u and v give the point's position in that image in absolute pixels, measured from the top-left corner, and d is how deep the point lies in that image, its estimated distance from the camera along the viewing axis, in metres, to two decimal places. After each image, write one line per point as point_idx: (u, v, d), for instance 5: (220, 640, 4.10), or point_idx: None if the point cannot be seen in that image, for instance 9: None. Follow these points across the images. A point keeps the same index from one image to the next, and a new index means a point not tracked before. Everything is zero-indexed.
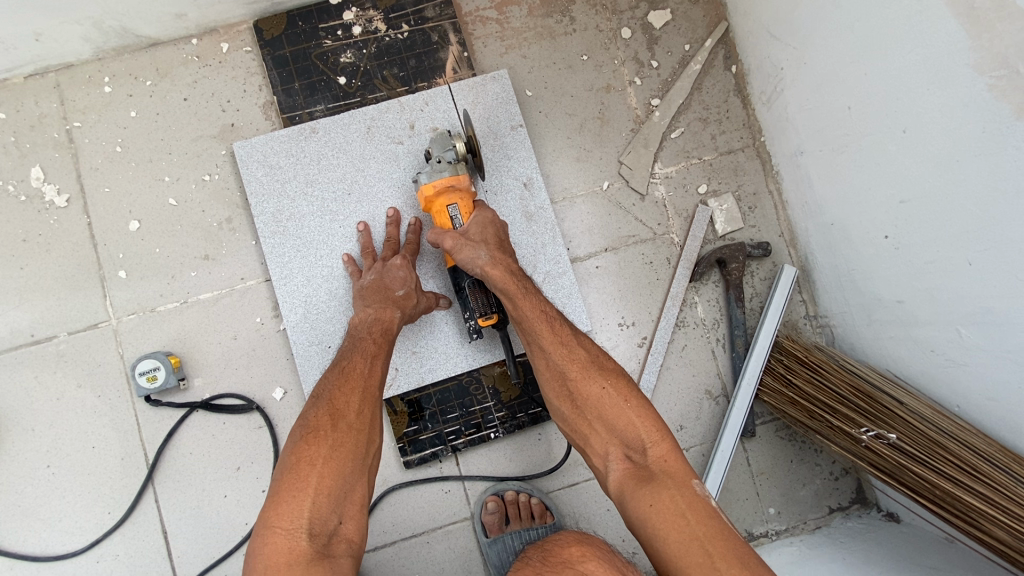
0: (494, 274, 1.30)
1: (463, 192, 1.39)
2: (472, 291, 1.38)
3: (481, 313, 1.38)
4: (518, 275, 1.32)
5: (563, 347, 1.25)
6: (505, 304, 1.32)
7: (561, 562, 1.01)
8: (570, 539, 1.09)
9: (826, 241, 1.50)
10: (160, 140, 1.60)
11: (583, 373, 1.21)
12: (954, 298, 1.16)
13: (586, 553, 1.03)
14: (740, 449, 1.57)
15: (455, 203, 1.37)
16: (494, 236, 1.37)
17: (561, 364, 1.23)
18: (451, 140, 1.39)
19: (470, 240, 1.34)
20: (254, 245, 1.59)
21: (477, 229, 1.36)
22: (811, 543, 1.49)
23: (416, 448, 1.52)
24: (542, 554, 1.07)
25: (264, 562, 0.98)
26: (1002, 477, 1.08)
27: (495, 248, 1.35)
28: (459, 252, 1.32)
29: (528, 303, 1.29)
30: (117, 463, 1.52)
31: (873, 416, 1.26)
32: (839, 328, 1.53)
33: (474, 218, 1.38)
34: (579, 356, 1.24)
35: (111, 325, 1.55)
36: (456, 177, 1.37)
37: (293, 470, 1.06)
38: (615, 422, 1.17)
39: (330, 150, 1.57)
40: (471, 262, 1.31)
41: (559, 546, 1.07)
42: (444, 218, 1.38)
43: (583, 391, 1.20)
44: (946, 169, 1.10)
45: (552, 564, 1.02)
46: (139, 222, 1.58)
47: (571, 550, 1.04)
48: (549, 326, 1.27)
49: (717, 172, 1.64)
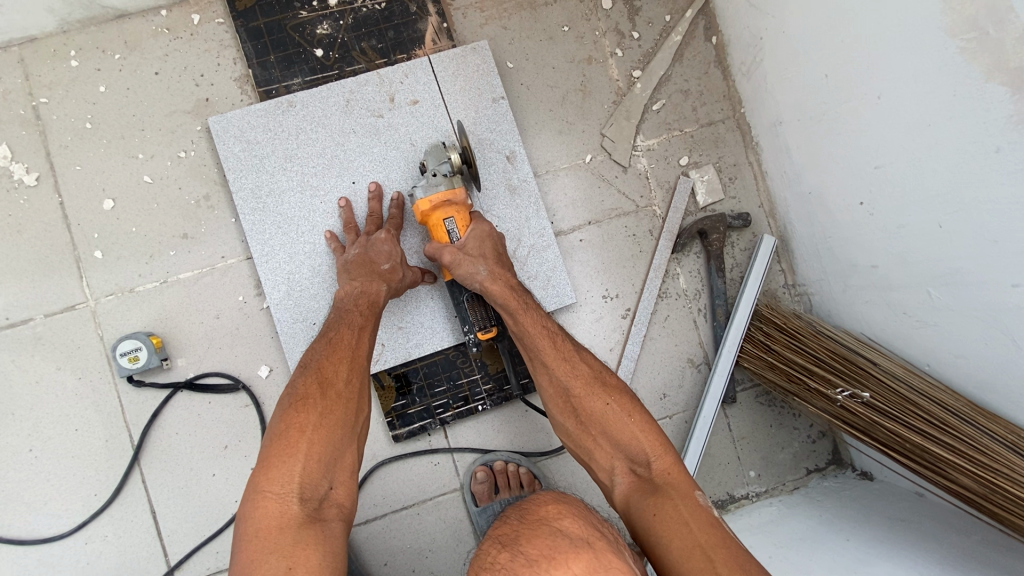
0: (494, 289, 1.33)
1: (459, 206, 1.38)
2: (472, 305, 1.43)
3: (481, 326, 1.42)
4: (518, 291, 1.35)
5: (566, 363, 1.27)
6: (505, 319, 1.34)
7: (539, 520, 1.03)
8: (547, 498, 1.11)
9: (805, 209, 1.53)
10: (132, 116, 1.56)
11: (586, 388, 1.24)
12: (925, 260, 1.20)
13: (563, 511, 1.05)
14: (722, 416, 1.61)
15: (452, 217, 1.37)
16: (493, 249, 1.39)
17: (565, 381, 1.26)
18: (446, 152, 1.40)
19: (469, 254, 1.36)
20: (234, 223, 1.57)
21: (475, 243, 1.38)
22: (790, 502, 1.54)
23: (405, 422, 1.53)
24: (520, 512, 1.08)
25: (254, 525, 0.98)
26: (968, 428, 1.13)
27: (494, 262, 1.38)
28: (458, 267, 1.34)
29: (529, 318, 1.31)
30: (101, 445, 1.51)
31: (848, 376, 1.30)
32: (817, 295, 1.57)
33: (471, 231, 1.38)
34: (582, 372, 1.26)
35: (89, 307, 1.53)
36: (451, 190, 1.36)
37: (283, 436, 1.06)
38: (618, 436, 1.19)
39: (308, 124, 1.54)
40: (471, 277, 1.34)
41: (536, 504, 1.09)
42: (441, 232, 1.37)
43: (587, 406, 1.22)
44: (918, 134, 1.12)
45: (529, 521, 1.03)
46: (113, 200, 1.54)
47: (547, 508, 1.06)
48: (552, 342, 1.29)
49: (698, 144, 1.66)
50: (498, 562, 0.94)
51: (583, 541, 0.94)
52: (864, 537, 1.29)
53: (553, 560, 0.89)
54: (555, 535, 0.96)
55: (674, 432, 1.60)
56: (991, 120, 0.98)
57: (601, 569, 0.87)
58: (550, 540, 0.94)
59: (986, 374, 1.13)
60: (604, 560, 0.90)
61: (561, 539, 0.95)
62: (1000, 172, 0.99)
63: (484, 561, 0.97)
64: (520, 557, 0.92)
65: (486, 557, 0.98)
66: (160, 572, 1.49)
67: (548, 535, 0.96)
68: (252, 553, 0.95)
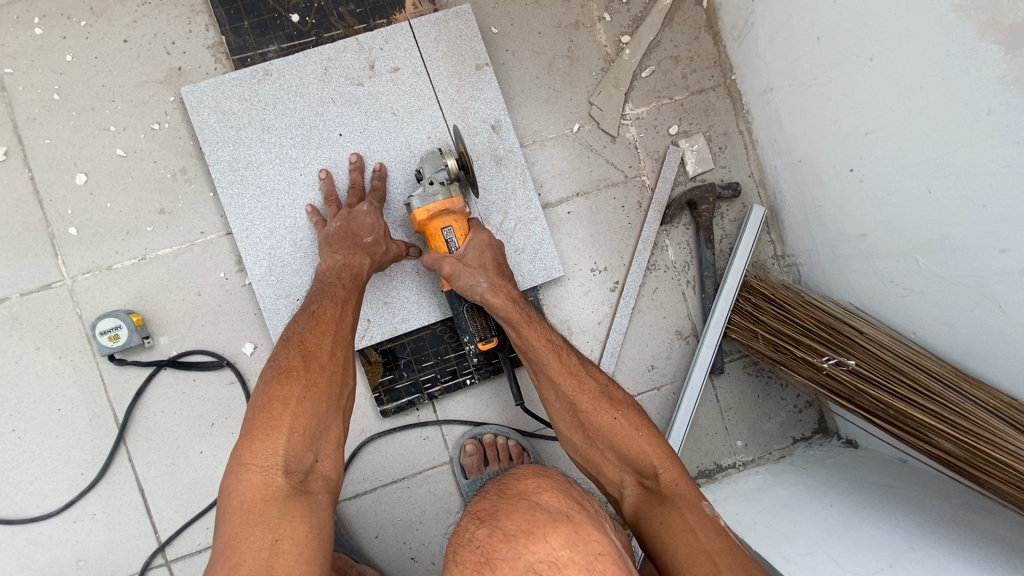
0: (495, 301, 1.31)
1: (458, 214, 1.34)
2: (471, 315, 1.43)
3: (481, 337, 1.42)
4: (520, 302, 1.33)
5: (572, 378, 1.25)
6: (508, 331, 1.32)
7: (517, 493, 1.01)
8: (527, 471, 1.08)
9: (795, 178, 1.51)
10: (101, 86, 1.50)
11: (593, 403, 1.22)
12: (913, 227, 1.18)
13: (543, 485, 1.03)
14: (710, 386, 1.62)
15: (450, 226, 1.33)
16: (493, 260, 1.37)
17: (572, 396, 1.24)
18: (443, 158, 1.34)
19: (468, 266, 1.33)
20: (212, 197, 1.52)
21: (474, 254, 1.35)
22: (775, 470, 1.56)
23: (393, 397, 1.52)
24: (498, 487, 1.05)
25: (237, 498, 0.97)
26: (951, 394, 1.12)
27: (494, 273, 1.35)
28: (457, 279, 1.31)
29: (532, 331, 1.29)
30: (86, 424, 1.49)
31: (834, 345, 1.29)
32: (806, 266, 1.56)
33: (470, 241, 1.35)
34: (589, 387, 1.24)
35: (66, 285, 1.49)
36: (450, 199, 1.32)
37: (265, 410, 1.04)
38: (627, 451, 1.18)
39: (286, 93, 1.49)
40: (471, 289, 1.32)
41: (516, 478, 1.06)
42: (439, 241, 1.34)
43: (594, 421, 1.21)
44: (910, 97, 1.10)
45: (507, 495, 1.01)
46: (86, 175, 1.49)
47: (527, 482, 1.04)
48: (558, 356, 1.27)
49: (688, 113, 1.62)
50: (476, 539, 0.92)
51: (562, 515, 0.93)
52: (847, 503, 1.31)
53: (532, 535, 0.88)
54: (534, 509, 0.94)
55: (662, 404, 1.60)
56: (983, 80, 0.95)
57: (581, 542, 0.87)
58: (528, 514, 0.93)
59: (970, 341, 1.13)
60: (584, 533, 0.89)
61: (539, 513, 0.93)
62: (991, 135, 0.97)
63: (462, 538, 0.95)
64: (498, 533, 0.91)
65: (463, 533, 0.96)
66: (151, 548, 1.49)
67: (526, 510, 0.95)
68: (235, 525, 0.94)
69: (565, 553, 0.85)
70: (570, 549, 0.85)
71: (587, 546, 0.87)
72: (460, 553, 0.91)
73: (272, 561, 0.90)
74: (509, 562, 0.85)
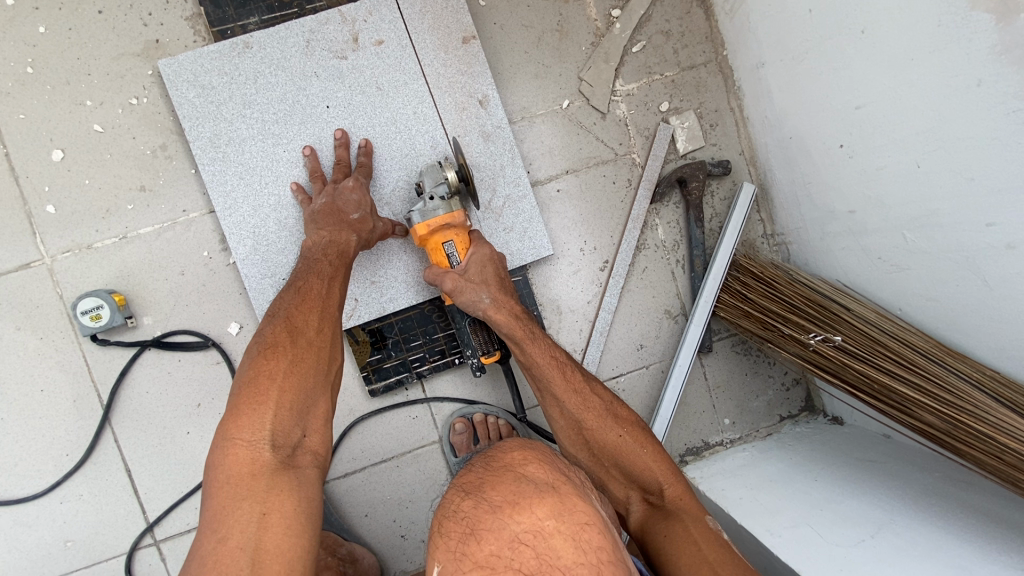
0: (497, 317, 1.30)
1: (459, 228, 1.33)
2: (475, 329, 1.41)
3: (483, 350, 1.41)
4: (522, 318, 1.32)
5: (577, 396, 1.25)
6: (511, 347, 1.31)
7: (503, 466, 0.98)
8: (513, 445, 1.06)
9: (785, 155, 1.50)
10: (76, 59, 1.45)
11: (598, 420, 1.23)
12: (901, 203, 1.18)
13: (529, 458, 0.99)
14: (698, 364, 1.62)
15: (451, 240, 1.33)
16: (494, 275, 1.36)
17: (577, 414, 1.25)
18: (443, 171, 1.33)
19: (470, 281, 1.32)
20: (194, 174, 1.49)
21: (477, 268, 1.35)
22: (762, 447, 1.58)
23: (381, 376, 1.51)
24: (484, 460, 1.02)
25: (223, 472, 0.95)
26: (935, 367, 1.12)
27: (496, 288, 1.33)
28: (460, 295, 1.30)
29: (537, 348, 1.28)
30: (69, 405, 1.47)
31: (822, 321, 1.29)
32: (795, 244, 1.56)
33: (472, 255, 1.35)
34: (594, 405, 1.25)
35: (46, 264, 1.46)
36: (450, 213, 1.30)
37: (252, 384, 1.02)
38: (632, 468, 1.20)
39: (266, 67, 1.45)
40: (473, 305, 1.30)
41: (501, 452, 1.03)
42: (440, 256, 1.34)
43: (600, 439, 1.23)
44: (900, 70, 1.08)
45: (493, 469, 0.97)
46: (62, 151, 1.45)
47: (513, 455, 1.00)
48: (562, 373, 1.27)
49: (679, 89, 1.60)
50: (462, 510, 0.89)
51: (548, 486, 0.91)
52: (831, 477, 1.33)
53: (517, 505, 0.86)
54: (520, 480, 0.92)
55: (651, 382, 1.61)
56: (974, 50, 0.94)
57: (567, 512, 0.86)
58: (514, 486, 0.90)
59: (958, 316, 1.13)
60: (569, 503, 0.87)
61: (525, 484, 0.91)
62: (978, 107, 0.97)
63: (447, 509, 0.91)
64: (484, 504, 0.88)
65: (448, 505, 0.93)
66: (139, 528, 1.49)
67: (512, 482, 0.92)
68: (222, 499, 0.92)
69: (551, 524, 0.84)
70: (556, 519, 0.84)
71: (573, 515, 0.85)
72: (446, 525, 0.88)
73: (261, 534, 0.89)
74: (495, 532, 0.83)
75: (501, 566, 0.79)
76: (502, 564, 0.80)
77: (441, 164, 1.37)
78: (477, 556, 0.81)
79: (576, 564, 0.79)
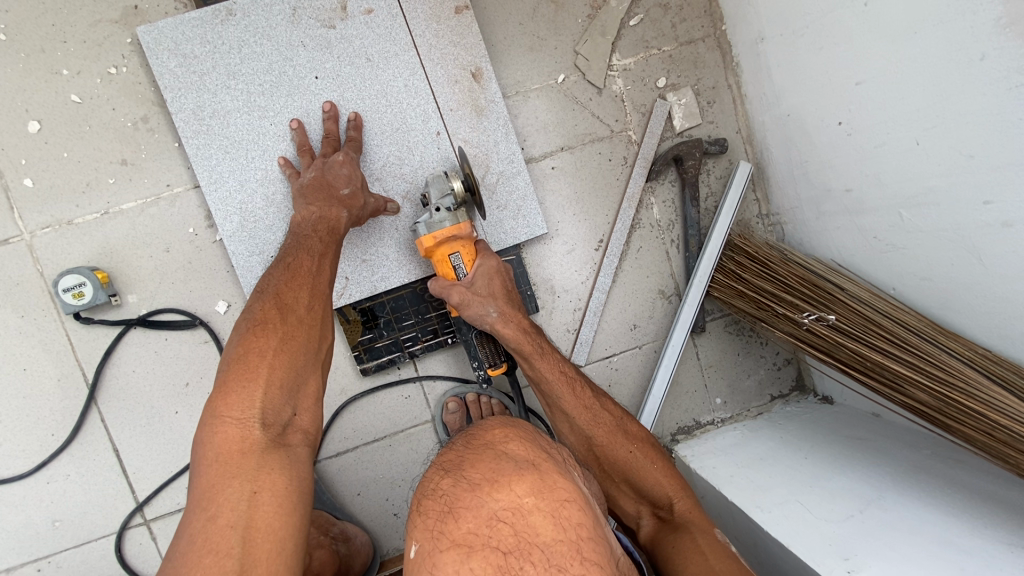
0: (506, 332, 1.29)
1: (465, 240, 1.32)
2: (482, 342, 1.37)
3: (490, 362, 1.38)
4: (531, 333, 1.31)
5: (587, 412, 1.27)
6: (520, 363, 1.32)
7: (483, 443, 0.95)
8: (494, 422, 1.03)
9: (782, 133, 1.48)
10: (51, 26, 1.39)
11: (608, 436, 1.25)
12: (899, 181, 1.17)
13: (510, 435, 0.96)
14: (691, 344, 1.62)
15: (456, 252, 1.31)
16: (502, 288, 1.34)
17: (588, 430, 1.26)
18: (449, 182, 1.30)
19: (477, 294, 1.31)
20: (177, 147, 1.44)
21: (484, 281, 1.33)
22: (753, 425, 1.59)
23: (373, 355, 1.49)
24: (465, 438, 0.99)
25: (212, 450, 0.92)
26: (928, 346, 1.12)
27: (504, 302, 1.33)
28: (467, 308, 1.29)
29: (546, 363, 1.28)
30: (54, 384, 1.44)
31: (815, 300, 1.29)
32: (790, 224, 1.55)
33: (478, 267, 1.32)
34: (605, 421, 1.26)
35: (25, 241, 1.42)
36: (456, 225, 1.29)
37: (241, 361, 1.00)
38: (642, 482, 1.22)
39: (251, 35, 1.40)
40: (481, 318, 1.30)
41: (482, 429, 1.00)
42: (447, 268, 1.32)
43: (611, 455, 1.24)
44: (903, 44, 1.06)
45: (473, 446, 0.95)
46: (39, 122, 1.40)
47: (493, 432, 0.97)
48: (572, 390, 1.27)
49: (677, 65, 1.57)
50: (440, 488, 0.86)
51: (528, 463, 0.88)
52: (821, 455, 1.34)
53: (496, 483, 0.83)
54: (499, 458, 0.89)
55: (643, 362, 1.61)
56: (978, 23, 0.92)
57: (546, 489, 0.83)
58: (493, 463, 0.87)
59: (952, 295, 1.13)
60: (549, 480, 0.85)
61: (505, 461, 0.88)
62: (981, 82, 0.95)
63: (425, 488, 0.89)
64: (462, 482, 0.85)
65: (427, 483, 0.90)
66: (129, 508, 1.47)
67: (491, 459, 0.89)
68: (211, 477, 0.90)
69: (530, 501, 0.80)
70: (535, 496, 0.81)
71: (552, 492, 0.83)
72: (424, 504, 0.85)
73: (252, 512, 0.88)
74: (472, 510, 0.80)
75: (479, 545, 0.77)
76: (479, 542, 0.77)
77: (447, 173, 1.35)
78: (454, 534, 0.78)
79: (555, 541, 0.77)
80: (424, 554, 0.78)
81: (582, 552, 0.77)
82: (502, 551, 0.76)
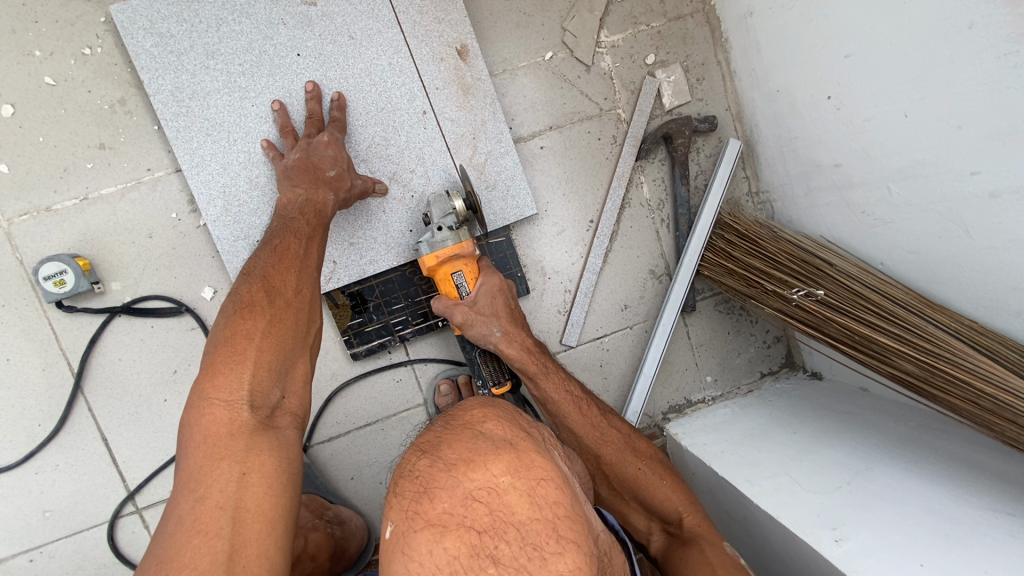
0: (509, 352, 1.30)
1: (467, 258, 1.31)
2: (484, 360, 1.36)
3: (494, 381, 1.37)
4: (535, 351, 1.32)
5: (593, 431, 1.28)
6: (526, 382, 1.33)
7: (462, 424, 0.95)
8: (475, 403, 1.02)
9: (771, 110, 1.47)
10: (21, 6, 1.34)
11: (617, 453, 1.26)
12: (888, 154, 1.17)
13: (488, 416, 0.96)
14: (682, 324, 1.63)
15: (459, 271, 1.30)
16: (505, 307, 1.34)
17: (595, 449, 1.27)
18: (450, 201, 1.30)
19: (481, 313, 1.30)
20: (157, 130, 1.41)
21: (486, 300, 1.32)
22: (743, 402, 1.60)
23: (363, 339, 1.48)
24: (444, 419, 0.99)
25: (200, 432, 0.91)
26: (913, 319, 1.13)
27: (507, 320, 1.33)
28: (471, 328, 1.29)
29: (551, 383, 1.30)
30: (39, 373, 1.42)
31: (804, 276, 1.29)
32: (779, 202, 1.55)
33: (481, 285, 1.32)
34: (612, 439, 1.27)
35: (3, 228, 1.38)
36: (459, 245, 1.28)
37: (228, 344, 0.98)
38: (649, 497, 1.23)
39: (229, 13, 1.36)
40: (484, 337, 1.30)
41: (462, 410, 1.00)
42: (449, 287, 1.31)
43: (619, 471, 1.25)
44: (893, 14, 1.05)
45: (451, 426, 0.95)
46: (12, 106, 1.35)
47: (473, 413, 0.97)
48: (578, 408, 1.29)
49: (665, 41, 1.55)
50: (417, 469, 0.86)
51: (505, 442, 0.87)
52: (810, 429, 1.36)
53: (472, 462, 0.82)
54: (476, 438, 0.89)
55: (634, 342, 1.61)
56: None
57: (523, 468, 0.82)
58: (470, 443, 0.87)
59: (938, 267, 1.14)
60: (526, 459, 0.84)
61: (481, 441, 0.87)
62: (970, 51, 0.94)
63: (403, 468, 0.89)
64: (438, 462, 0.85)
65: (405, 464, 0.90)
66: (120, 497, 1.46)
67: (469, 439, 0.89)
68: (199, 459, 0.89)
69: (506, 480, 0.80)
70: (511, 475, 0.81)
71: (529, 471, 0.82)
72: (400, 485, 0.85)
73: (241, 494, 0.87)
74: (448, 490, 0.80)
75: (453, 524, 0.76)
76: (454, 521, 0.77)
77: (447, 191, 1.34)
78: (428, 514, 0.78)
79: (531, 520, 0.76)
80: (399, 534, 0.78)
81: (558, 530, 0.76)
82: (476, 530, 0.76)
